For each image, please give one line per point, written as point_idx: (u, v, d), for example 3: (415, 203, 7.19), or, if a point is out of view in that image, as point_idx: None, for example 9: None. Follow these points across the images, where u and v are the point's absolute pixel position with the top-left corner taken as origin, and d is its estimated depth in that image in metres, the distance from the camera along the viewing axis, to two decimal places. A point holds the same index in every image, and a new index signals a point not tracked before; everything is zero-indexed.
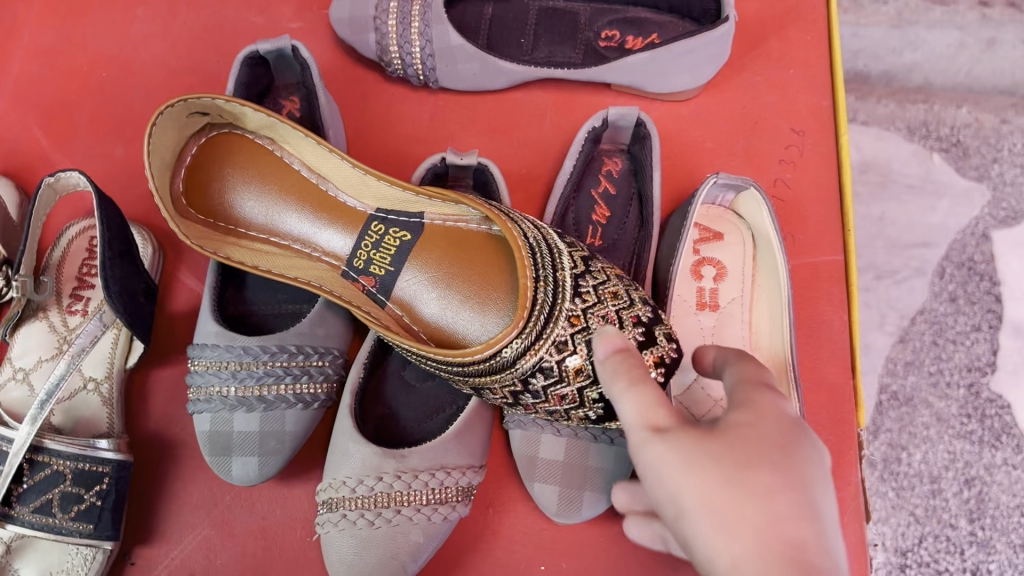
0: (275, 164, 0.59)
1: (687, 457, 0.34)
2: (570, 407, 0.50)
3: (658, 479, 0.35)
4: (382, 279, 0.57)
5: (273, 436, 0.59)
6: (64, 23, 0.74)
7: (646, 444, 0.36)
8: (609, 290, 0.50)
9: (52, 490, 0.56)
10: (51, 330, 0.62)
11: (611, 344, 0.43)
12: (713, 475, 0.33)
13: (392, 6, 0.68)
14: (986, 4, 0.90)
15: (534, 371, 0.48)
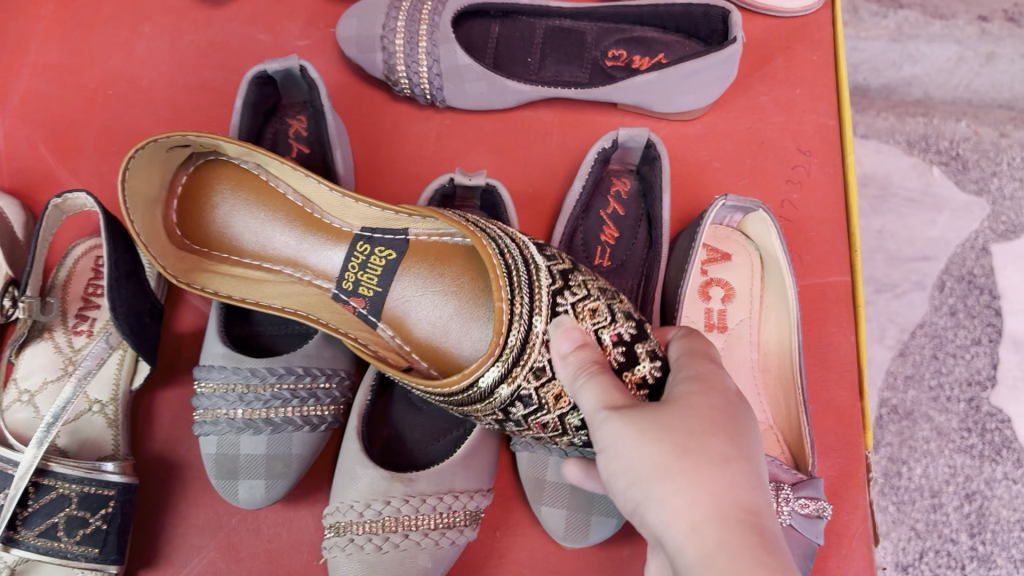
0: (263, 190, 0.57)
1: (639, 428, 0.37)
2: (554, 433, 0.48)
3: (613, 453, 0.37)
4: (371, 300, 0.56)
5: (280, 459, 0.59)
6: (71, 40, 0.74)
7: (601, 423, 0.39)
8: (588, 307, 0.47)
9: (56, 514, 0.56)
10: (56, 351, 0.62)
11: (571, 337, 0.44)
12: (664, 443, 0.36)
13: (399, 26, 0.68)
14: (985, 19, 0.88)
15: (513, 400, 0.45)
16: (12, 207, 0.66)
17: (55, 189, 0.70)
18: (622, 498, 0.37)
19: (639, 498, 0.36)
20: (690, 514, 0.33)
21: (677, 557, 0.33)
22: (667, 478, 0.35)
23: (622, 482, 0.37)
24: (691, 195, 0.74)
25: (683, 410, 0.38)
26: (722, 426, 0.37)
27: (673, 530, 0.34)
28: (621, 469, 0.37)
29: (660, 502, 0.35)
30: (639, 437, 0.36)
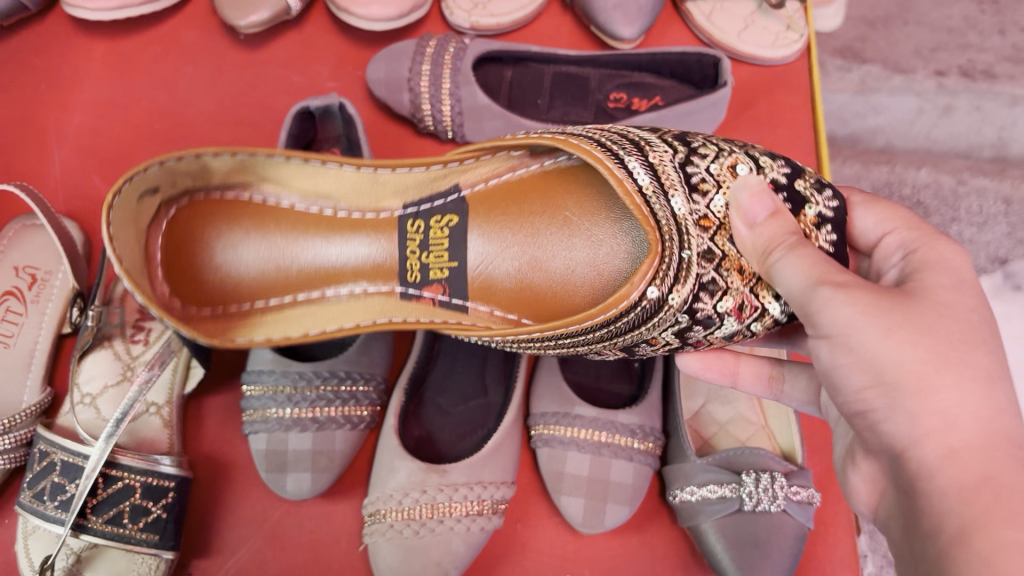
0: (257, 213, 0.56)
1: (887, 325, 0.41)
2: (755, 318, 0.50)
3: (848, 345, 0.42)
4: (449, 280, 0.56)
5: (325, 454, 0.64)
6: (121, 79, 0.81)
7: (824, 303, 0.41)
8: (726, 165, 0.50)
9: (123, 503, 0.61)
10: (115, 358, 0.68)
11: (761, 203, 0.47)
12: (919, 351, 0.40)
13: (425, 70, 0.76)
14: (941, 75, 1.03)
15: (698, 294, 0.48)
16: (75, 229, 0.72)
17: None
18: (854, 392, 0.43)
19: (883, 400, 0.41)
20: (947, 442, 0.38)
21: (921, 476, 0.39)
22: (924, 405, 0.39)
23: (861, 382, 0.42)
24: None
25: (930, 313, 0.42)
26: (972, 340, 0.41)
27: (922, 448, 0.39)
28: (861, 367, 0.41)
29: (913, 420, 0.40)
30: (886, 337, 0.40)
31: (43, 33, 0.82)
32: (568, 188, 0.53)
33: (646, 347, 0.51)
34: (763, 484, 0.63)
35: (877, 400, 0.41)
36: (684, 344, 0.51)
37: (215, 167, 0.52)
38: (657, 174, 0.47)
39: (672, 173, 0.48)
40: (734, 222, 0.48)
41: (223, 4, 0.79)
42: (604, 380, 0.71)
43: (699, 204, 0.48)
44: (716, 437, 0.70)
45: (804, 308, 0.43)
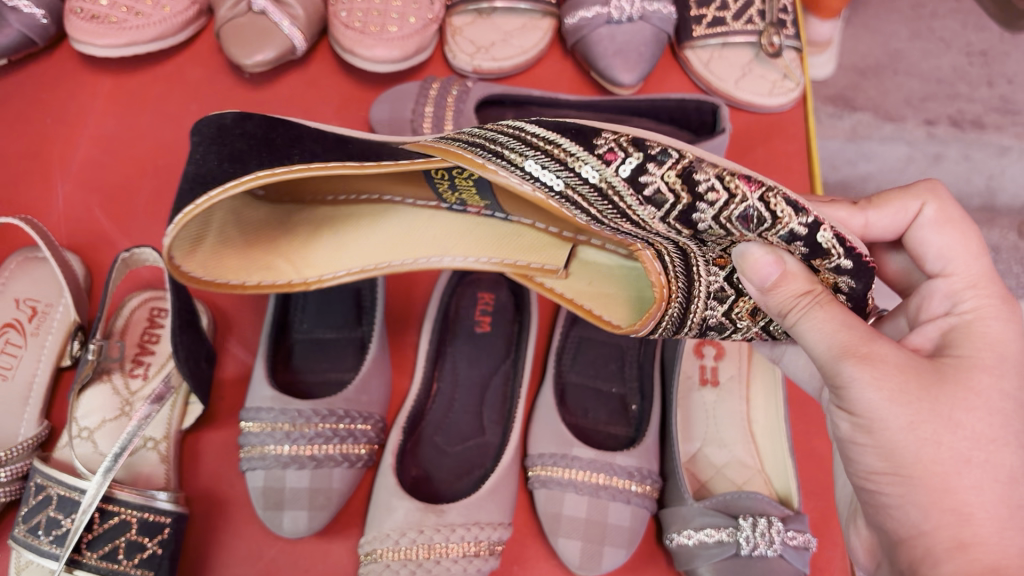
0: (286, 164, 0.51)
1: (911, 416, 0.40)
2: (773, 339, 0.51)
3: (868, 429, 0.41)
4: (488, 206, 0.56)
5: (322, 492, 0.64)
6: (126, 115, 0.82)
7: (850, 380, 0.41)
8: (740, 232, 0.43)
9: (119, 538, 0.60)
10: (114, 392, 0.68)
11: (768, 267, 0.42)
12: (942, 451, 0.40)
13: (428, 113, 0.77)
14: (931, 125, 1.10)
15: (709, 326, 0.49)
16: (78, 262, 0.73)
17: (107, 248, 0.77)
18: (866, 472, 0.43)
19: (896, 489, 0.41)
20: (958, 536, 0.39)
21: (925, 562, 0.40)
22: (941, 502, 0.40)
23: (875, 465, 0.42)
24: None
25: (958, 401, 0.41)
26: (1002, 435, 0.41)
27: (931, 536, 0.40)
28: (877, 453, 0.41)
29: (924, 513, 0.40)
30: (910, 430, 0.40)
31: (49, 68, 0.83)
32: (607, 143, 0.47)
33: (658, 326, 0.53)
34: (760, 528, 0.63)
35: (889, 486, 0.42)
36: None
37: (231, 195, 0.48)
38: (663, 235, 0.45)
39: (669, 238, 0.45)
40: (746, 279, 0.43)
41: (228, 44, 0.80)
42: (602, 422, 0.71)
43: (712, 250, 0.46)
44: (713, 480, 0.70)
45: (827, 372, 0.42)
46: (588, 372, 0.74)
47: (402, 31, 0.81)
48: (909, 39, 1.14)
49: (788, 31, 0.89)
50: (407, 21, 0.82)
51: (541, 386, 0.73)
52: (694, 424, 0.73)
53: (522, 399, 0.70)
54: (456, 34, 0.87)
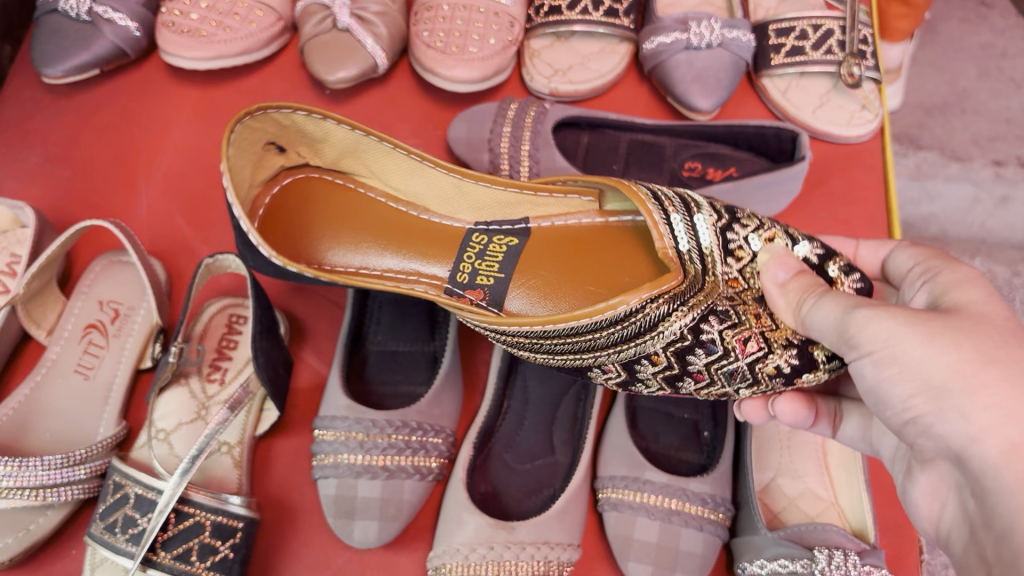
0: (362, 201, 0.67)
1: (926, 332, 0.42)
2: (756, 357, 0.52)
3: (887, 356, 0.43)
4: (493, 284, 0.64)
5: (393, 503, 0.64)
6: (209, 127, 0.84)
7: (862, 322, 0.44)
8: (763, 237, 0.56)
9: (193, 540, 0.61)
10: (191, 396, 0.69)
11: (786, 266, 0.51)
12: (963, 351, 0.41)
13: (505, 132, 0.78)
14: (999, 165, 1.07)
15: (703, 319, 0.51)
16: (160, 267, 0.74)
17: (187, 255, 0.78)
18: (902, 401, 0.43)
19: (929, 405, 0.42)
20: (1010, 439, 0.39)
21: (986, 473, 0.39)
22: (987, 398, 0.40)
23: (907, 390, 0.43)
24: None
25: (967, 329, 0.43)
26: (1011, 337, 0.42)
27: (983, 445, 0.39)
28: (906, 377, 0.43)
29: (965, 420, 0.40)
30: (926, 342, 0.42)
31: (137, 79, 0.86)
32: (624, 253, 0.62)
33: (646, 367, 0.53)
34: (836, 561, 0.61)
35: (926, 406, 0.42)
36: (687, 374, 0.53)
37: (335, 137, 0.62)
38: (704, 256, 0.53)
39: (711, 240, 0.54)
40: (764, 284, 0.52)
41: (312, 59, 0.81)
42: (674, 448, 0.71)
43: (732, 267, 0.54)
44: (784, 513, 0.69)
45: (839, 342, 0.46)
46: (660, 396, 0.73)
47: (482, 52, 0.82)
48: (978, 78, 1.14)
49: (868, 62, 0.87)
50: (487, 42, 0.83)
51: (612, 407, 0.73)
52: (766, 454, 0.72)
53: (592, 420, 0.69)
54: (534, 56, 0.87)
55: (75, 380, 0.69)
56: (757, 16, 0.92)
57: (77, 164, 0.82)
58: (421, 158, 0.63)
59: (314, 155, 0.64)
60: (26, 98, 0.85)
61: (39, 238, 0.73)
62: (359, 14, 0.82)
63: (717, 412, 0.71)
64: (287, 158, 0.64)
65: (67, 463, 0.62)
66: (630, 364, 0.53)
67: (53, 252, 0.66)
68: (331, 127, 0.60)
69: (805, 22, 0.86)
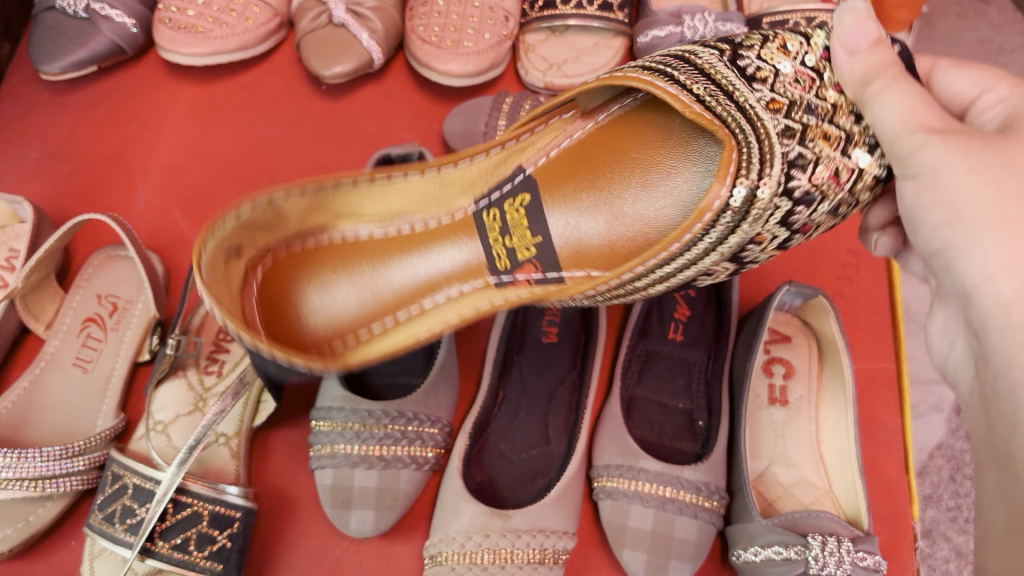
0: (337, 250, 0.63)
1: (971, 163, 0.42)
2: (851, 180, 0.49)
3: (929, 181, 0.44)
4: (537, 252, 0.58)
5: (389, 492, 0.64)
6: (206, 122, 0.85)
7: (921, 145, 0.44)
8: (775, 47, 0.50)
9: (191, 529, 0.61)
10: (188, 388, 0.69)
11: (863, 31, 0.47)
12: (1004, 186, 0.41)
13: (501, 125, 0.78)
14: None
15: (791, 171, 0.47)
16: (157, 260, 0.74)
17: (185, 250, 0.79)
18: (931, 230, 0.44)
19: (956, 236, 0.43)
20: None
21: (993, 311, 0.40)
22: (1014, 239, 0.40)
23: (937, 219, 0.44)
24: (751, 284, 0.81)
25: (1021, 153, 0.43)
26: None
27: (999, 283, 0.40)
28: (939, 205, 0.43)
29: (987, 257, 0.41)
30: (970, 174, 0.42)
31: (135, 76, 0.87)
32: (637, 134, 0.55)
33: (754, 249, 0.49)
34: (830, 547, 0.62)
35: (951, 236, 0.43)
36: (794, 232, 0.50)
37: (289, 210, 0.58)
38: (733, 98, 0.47)
39: (725, 71, 0.49)
40: (834, 49, 0.49)
41: (308, 56, 0.82)
42: (669, 437, 0.71)
43: (762, 91, 0.48)
44: (778, 501, 0.70)
45: (897, 147, 0.46)
46: (655, 386, 0.74)
47: (477, 46, 0.83)
48: None
49: None
50: (482, 37, 0.83)
51: (607, 398, 0.73)
52: (760, 443, 0.73)
53: (588, 409, 0.70)
54: (529, 50, 0.87)
55: (73, 373, 0.70)
56: (752, 9, 0.93)
57: (76, 160, 0.82)
58: (387, 176, 0.59)
59: (278, 233, 0.60)
60: (24, 95, 0.86)
61: (37, 233, 0.73)
62: (355, 9, 0.82)
63: (711, 402, 0.72)
64: (249, 252, 0.59)
65: (66, 454, 0.62)
66: (739, 251, 0.49)
67: (52, 246, 0.67)
68: (278, 199, 0.55)
69: (799, 14, 0.87)
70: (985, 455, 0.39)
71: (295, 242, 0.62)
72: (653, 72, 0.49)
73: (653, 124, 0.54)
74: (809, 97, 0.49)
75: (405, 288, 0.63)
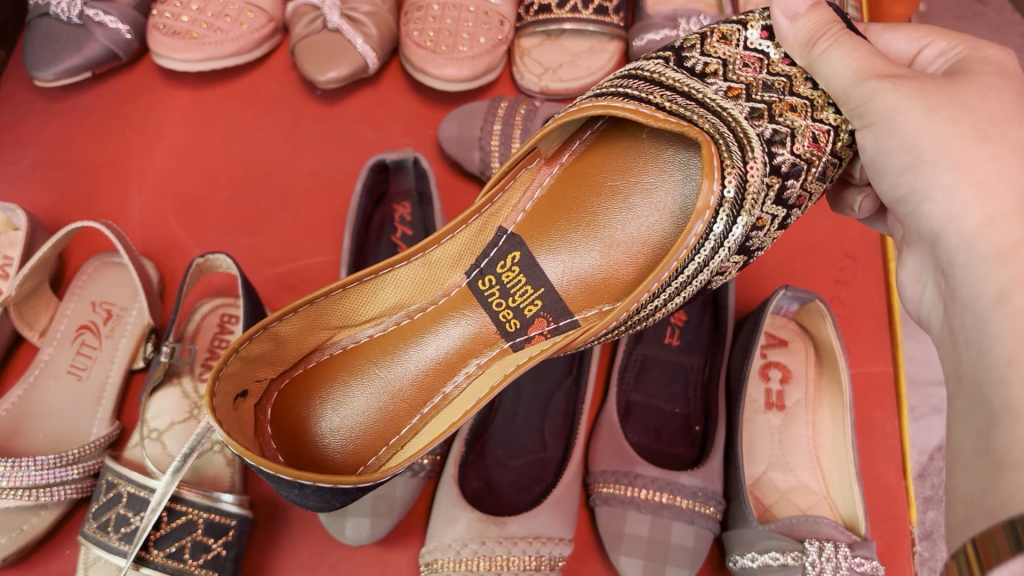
0: (340, 362, 0.55)
1: (927, 106, 0.45)
2: (830, 141, 0.49)
3: (888, 124, 0.46)
4: (547, 306, 0.55)
5: (385, 499, 0.64)
6: (201, 128, 0.85)
7: (873, 92, 0.46)
8: (715, 42, 0.51)
9: (186, 537, 0.61)
10: (183, 396, 0.69)
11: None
12: (959, 127, 0.44)
13: (496, 130, 0.78)
14: None
15: (769, 150, 0.47)
16: (151, 267, 0.74)
17: (180, 256, 0.78)
18: (898, 173, 0.47)
19: (917, 179, 0.46)
20: (986, 212, 0.42)
21: (959, 249, 0.43)
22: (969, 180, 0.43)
23: (902, 162, 0.46)
24: (748, 288, 0.80)
25: (972, 93, 0.45)
26: (1015, 118, 0.44)
27: (961, 221, 0.43)
28: (901, 146, 0.46)
29: (952, 195, 0.44)
30: (927, 117, 0.44)
31: (129, 81, 0.87)
32: (608, 161, 0.54)
33: (761, 233, 0.48)
34: (827, 553, 0.61)
35: (914, 177, 0.46)
36: (791, 209, 0.49)
37: (284, 333, 0.50)
38: (690, 96, 0.47)
39: (676, 73, 0.49)
40: (776, 18, 0.50)
41: (303, 61, 0.82)
42: (665, 442, 0.71)
43: (717, 82, 0.49)
44: (776, 505, 0.69)
45: (850, 99, 0.47)
46: (652, 391, 0.73)
47: (472, 51, 0.82)
48: None
49: None
50: (477, 41, 0.83)
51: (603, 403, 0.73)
52: (757, 447, 0.72)
53: (585, 413, 0.69)
54: (525, 55, 0.87)
55: (67, 381, 0.69)
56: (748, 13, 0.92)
57: (70, 167, 0.82)
58: (374, 272, 0.52)
59: (279, 361, 0.51)
60: (18, 102, 0.86)
61: (32, 240, 0.73)
62: (350, 14, 0.82)
63: (707, 407, 0.71)
64: (254, 392, 0.50)
65: (60, 463, 0.62)
66: (746, 238, 0.47)
67: (45, 253, 0.66)
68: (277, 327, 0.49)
69: None
70: (954, 383, 0.40)
71: (295, 369, 0.53)
72: (613, 96, 0.47)
73: (623, 148, 0.54)
74: (761, 76, 0.50)
75: (420, 377, 0.57)
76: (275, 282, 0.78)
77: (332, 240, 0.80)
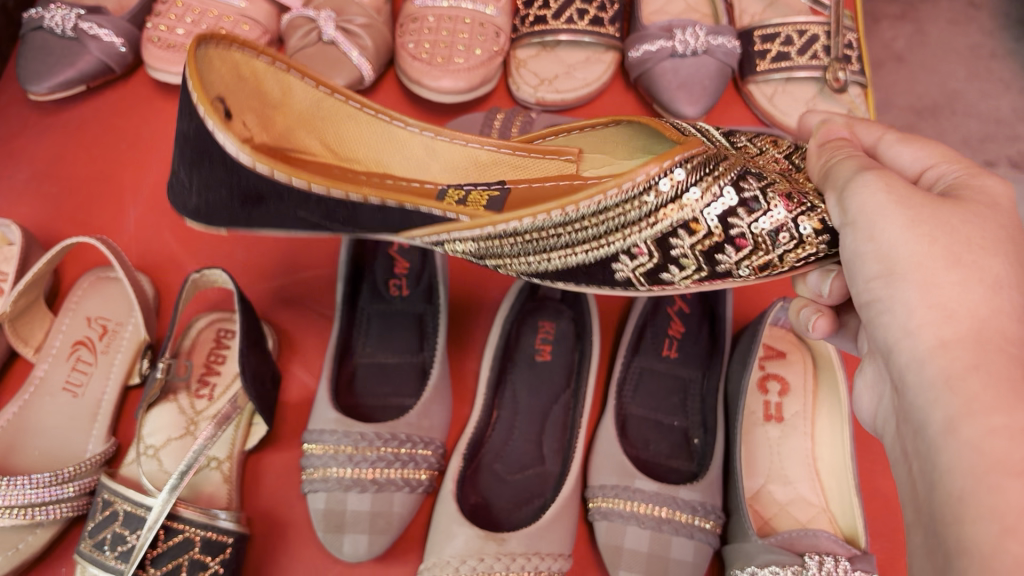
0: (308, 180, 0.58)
1: (911, 218, 0.43)
2: (803, 213, 0.49)
3: (867, 230, 0.44)
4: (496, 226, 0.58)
5: (383, 516, 0.63)
6: None
7: (862, 185, 0.45)
8: (763, 139, 0.59)
9: (183, 556, 0.60)
10: (179, 412, 0.69)
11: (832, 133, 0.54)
12: (935, 248, 0.42)
13: (492, 142, 0.77)
14: None
15: (743, 176, 0.51)
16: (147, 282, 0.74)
17: (176, 271, 0.78)
18: (865, 282, 0.45)
19: (885, 289, 0.44)
20: (940, 335, 0.40)
21: (911, 367, 0.41)
22: (928, 299, 0.41)
23: (874, 271, 0.44)
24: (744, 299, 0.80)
25: (957, 217, 0.43)
26: (992, 249, 0.42)
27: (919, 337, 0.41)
28: (876, 256, 0.44)
29: (911, 312, 0.42)
30: (908, 228, 0.43)
31: (124, 96, 0.86)
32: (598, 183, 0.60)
33: (682, 239, 0.51)
34: (827, 567, 0.61)
35: (883, 289, 0.44)
36: (727, 242, 0.50)
37: (297, 97, 0.55)
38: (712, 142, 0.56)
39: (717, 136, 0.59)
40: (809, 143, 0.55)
41: None
42: (663, 456, 0.71)
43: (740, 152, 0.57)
44: (775, 519, 0.69)
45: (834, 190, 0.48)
46: (650, 404, 0.73)
47: (467, 63, 0.82)
48: None
49: (854, 67, 0.87)
50: (472, 53, 0.83)
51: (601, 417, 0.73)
52: (756, 459, 0.72)
53: (582, 429, 0.69)
54: (520, 66, 0.87)
55: (63, 398, 0.69)
56: (743, 22, 0.93)
57: (65, 181, 0.82)
58: (393, 121, 0.60)
59: (270, 131, 0.55)
60: (13, 116, 0.85)
61: (26, 255, 0.72)
62: (345, 27, 0.82)
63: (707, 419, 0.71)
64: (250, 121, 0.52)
65: (56, 481, 0.62)
66: (668, 237, 0.51)
67: (39, 270, 0.66)
68: (295, 83, 0.55)
69: (790, 27, 0.86)
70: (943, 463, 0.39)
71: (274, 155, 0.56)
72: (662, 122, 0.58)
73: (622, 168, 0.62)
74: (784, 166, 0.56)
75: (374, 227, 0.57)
76: (270, 295, 0.77)
77: (331, 254, 0.80)
